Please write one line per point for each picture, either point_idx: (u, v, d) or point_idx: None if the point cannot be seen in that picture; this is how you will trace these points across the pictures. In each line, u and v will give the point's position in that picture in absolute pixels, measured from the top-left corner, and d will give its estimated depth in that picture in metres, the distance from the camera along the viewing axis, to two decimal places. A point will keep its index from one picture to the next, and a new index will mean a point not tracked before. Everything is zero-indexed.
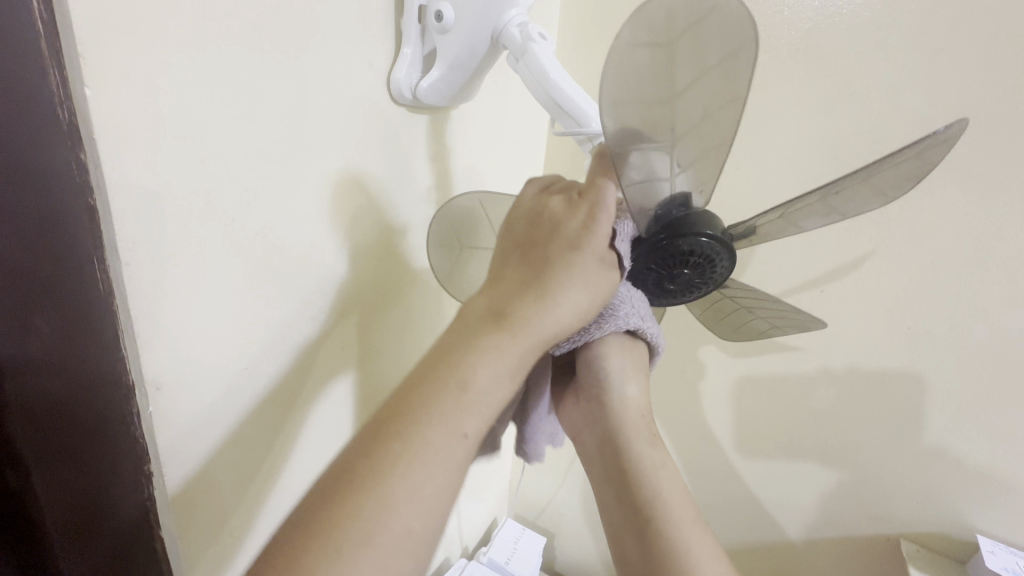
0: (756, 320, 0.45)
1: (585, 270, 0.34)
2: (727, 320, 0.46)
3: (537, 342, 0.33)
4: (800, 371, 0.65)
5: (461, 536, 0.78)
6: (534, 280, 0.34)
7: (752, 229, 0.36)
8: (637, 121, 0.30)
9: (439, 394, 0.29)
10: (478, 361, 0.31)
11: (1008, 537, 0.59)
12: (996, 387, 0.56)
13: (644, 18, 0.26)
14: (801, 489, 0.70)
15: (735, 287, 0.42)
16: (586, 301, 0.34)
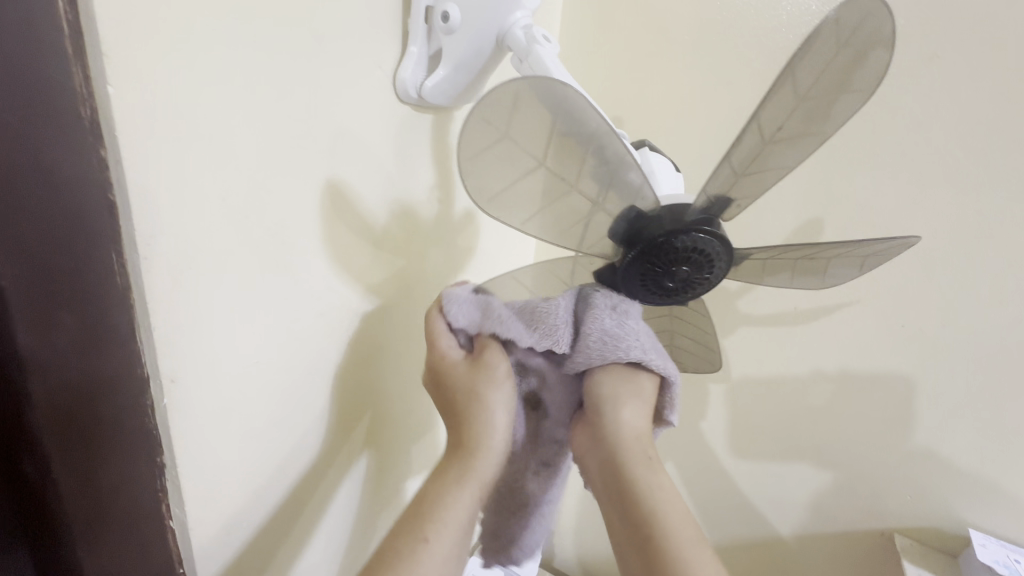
0: (831, 262, 0.41)
1: (477, 383, 0.42)
2: (800, 272, 0.43)
3: (476, 443, 0.42)
4: (795, 369, 0.66)
5: None
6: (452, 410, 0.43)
7: (717, 197, 0.36)
8: (528, 189, 0.35)
9: (414, 513, 0.39)
10: (435, 483, 0.40)
11: (998, 530, 0.59)
12: (987, 384, 0.56)
13: (466, 140, 0.31)
14: (795, 485, 0.71)
15: (766, 251, 0.40)
16: (489, 397, 0.42)
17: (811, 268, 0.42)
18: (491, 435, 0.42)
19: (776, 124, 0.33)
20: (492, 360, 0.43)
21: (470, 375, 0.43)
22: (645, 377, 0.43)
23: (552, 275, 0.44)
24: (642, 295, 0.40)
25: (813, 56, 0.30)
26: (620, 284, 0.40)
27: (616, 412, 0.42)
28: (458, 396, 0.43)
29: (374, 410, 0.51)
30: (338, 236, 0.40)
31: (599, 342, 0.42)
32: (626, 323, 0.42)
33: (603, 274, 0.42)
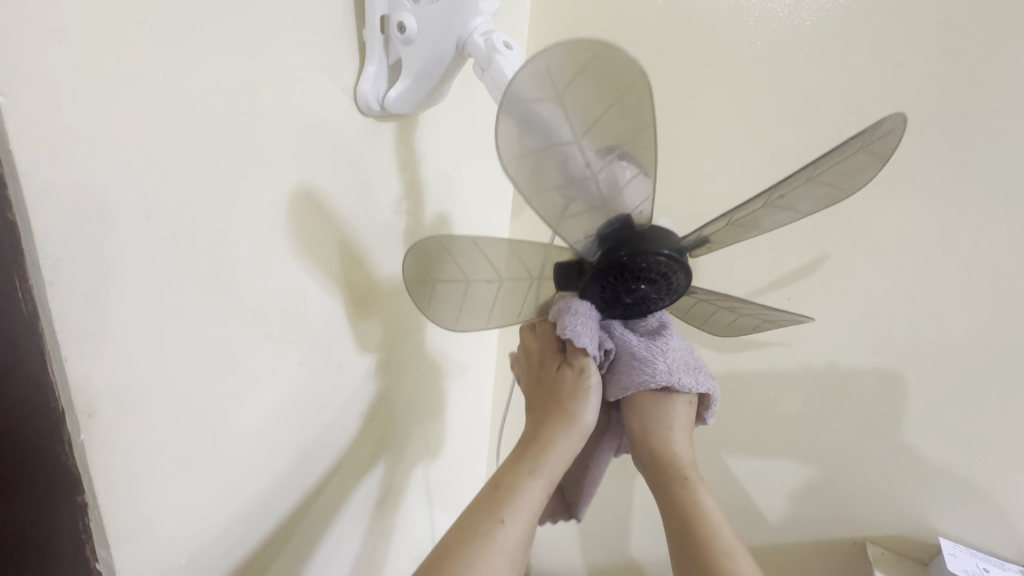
0: (739, 317, 0.43)
1: (572, 392, 0.42)
2: (712, 320, 0.45)
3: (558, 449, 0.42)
4: (774, 371, 0.64)
5: None
6: (545, 409, 0.44)
7: (706, 237, 0.36)
8: (546, 164, 0.32)
9: (484, 513, 0.38)
10: (514, 480, 0.40)
11: (969, 539, 0.57)
12: (959, 390, 0.55)
13: (534, 76, 0.27)
14: (763, 494, 0.68)
15: (707, 294, 0.40)
16: (579, 410, 0.42)
17: (722, 318, 0.44)
18: (570, 442, 0.42)
19: (783, 195, 0.33)
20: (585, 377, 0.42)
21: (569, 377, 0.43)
22: (676, 405, 0.44)
23: (520, 259, 0.40)
24: (598, 302, 0.39)
25: (854, 150, 0.30)
26: (580, 288, 0.39)
27: (654, 438, 0.44)
28: (560, 398, 0.42)
29: (335, 433, 0.47)
30: (291, 250, 0.38)
31: (638, 373, 0.42)
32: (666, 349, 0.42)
33: (563, 270, 0.39)
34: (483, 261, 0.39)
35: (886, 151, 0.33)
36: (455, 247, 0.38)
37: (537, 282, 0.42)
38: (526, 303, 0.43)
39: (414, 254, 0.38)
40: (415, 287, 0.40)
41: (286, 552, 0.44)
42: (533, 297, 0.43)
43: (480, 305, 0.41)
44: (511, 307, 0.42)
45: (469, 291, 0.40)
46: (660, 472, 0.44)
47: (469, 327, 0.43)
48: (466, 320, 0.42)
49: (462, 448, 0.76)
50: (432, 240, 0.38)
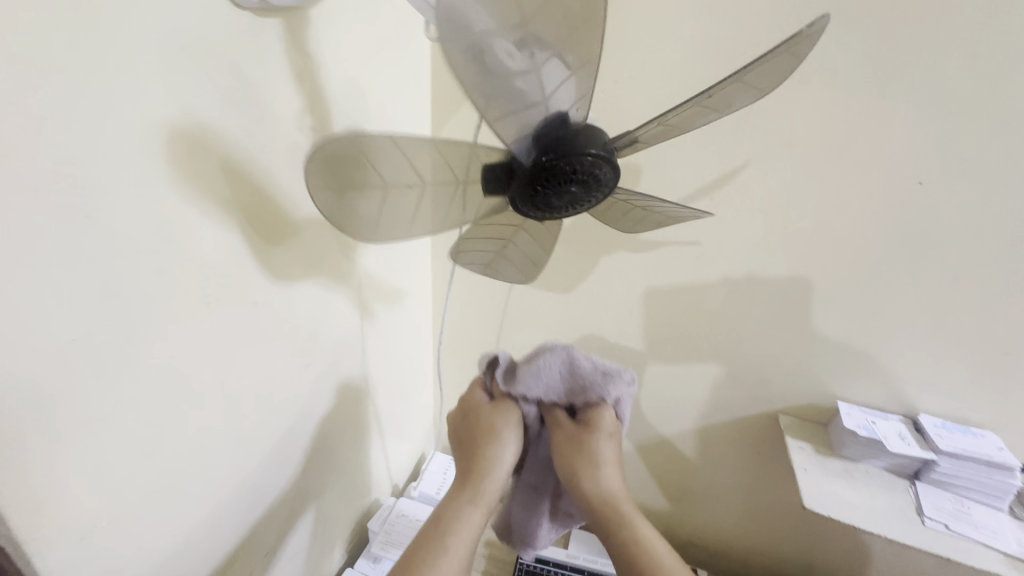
0: (649, 215, 0.46)
1: (495, 419, 0.51)
2: (626, 216, 0.47)
3: (487, 473, 0.48)
4: (698, 271, 0.66)
5: (388, 472, 0.78)
6: (470, 442, 0.51)
7: (635, 142, 0.35)
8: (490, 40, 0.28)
9: (424, 545, 0.43)
10: (448, 508, 0.46)
11: (859, 398, 0.65)
12: (854, 270, 0.60)
13: None
14: (688, 384, 0.74)
15: (625, 194, 0.42)
16: (501, 435, 0.50)
17: (635, 215, 0.46)
18: (502, 464, 0.49)
19: (713, 99, 0.32)
20: (503, 405, 0.52)
21: (486, 411, 0.52)
22: (602, 444, 0.49)
23: (446, 158, 0.34)
24: (526, 207, 0.37)
25: (781, 50, 0.29)
26: (508, 192, 0.37)
27: (583, 479, 0.48)
28: (482, 433, 0.50)
29: (257, 374, 0.45)
30: (176, 178, 0.33)
31: (594, 380, 0.50)
32: (601, 372, 0.51)
33: (489, 172, 0.36)
34: (405, 162, 0.32)
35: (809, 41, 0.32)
36: (374, 143, 0.30)
37: (464, 187, 0.37)
38: (451, 210, 0.38)
39: (321, 155, 0.29)
40: (319, 196, 0.31)
41: (216, 493, 0.43)
42: (458, 204, 0.38)
43: (398, 214, 0.35)
44: (434, 214, 0.37)
45: (388, 192, 0.33)
46: (596, 511, 0.47)
47: (387, 240, 0.37)
48: (386, 232, 0.36)
49: (403, 377, 0.76)
50: (348, 136, 0.28)
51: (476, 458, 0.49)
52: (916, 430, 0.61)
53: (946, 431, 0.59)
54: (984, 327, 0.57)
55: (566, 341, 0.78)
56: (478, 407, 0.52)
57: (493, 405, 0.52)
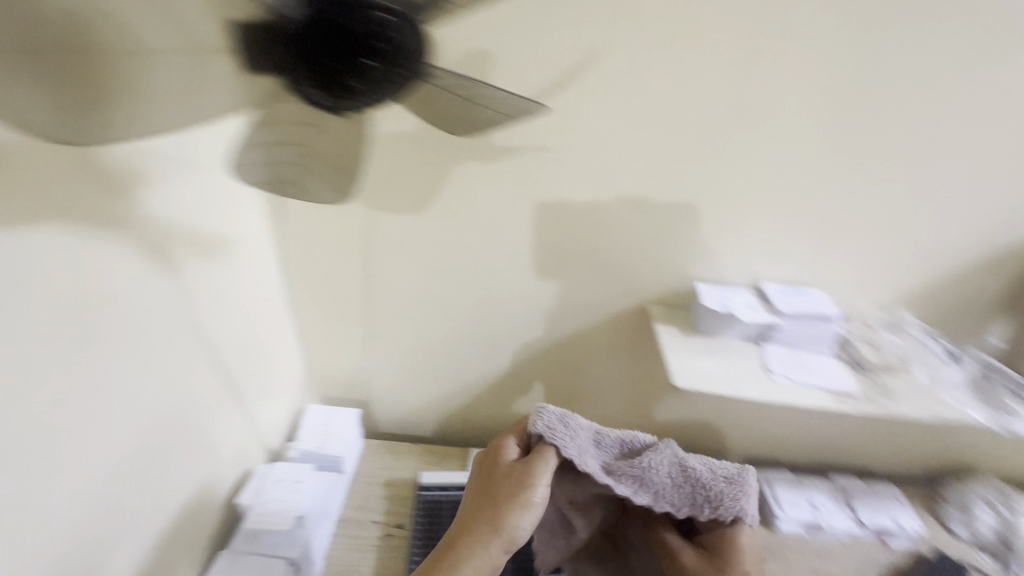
0: (473, 111, 0.39)
1: (512, 492, 0.47)
2: (445, 114, 0.39)
3: (473, 547, 0.46)
4: (560, 170, 0.61)
5: (255, 439, 0.69)
6: (480, 502, 0.49)
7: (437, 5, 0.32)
8: None
9: None
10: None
11: (718, 276, 0.68)
12: (703, 151, 0.59)
13: None
14: (562, 291, 0.72)
15: (448, 77, 0.35)
16: (509, 519, 0.47)
17: (457, 114, 0.39)
18: (495, 546, 0.46)
19: None
20: (531, 472, 0.48)
21: (510, 478, 0.49)
22: (740, 549, 0.51)
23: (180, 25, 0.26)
24: (321, 94, 0.32)
25: None
26: (292, 74, 0.31)
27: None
28: (495, 504, 0.48)
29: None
30: None
31: (717, 491, 0.50)
32: (710, 481, 0.51)
33: (251, 41, 0.29)
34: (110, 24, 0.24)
35: None
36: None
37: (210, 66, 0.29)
38: (194, 100, 0.30)
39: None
40: None
41: None
42: (204, 93, 0.30)
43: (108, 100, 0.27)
44: (168, 104, 0.29)
45: (33, 60, 0.23)
46: None
47: (96, 138, 0.28)
48: (91, 127, 0.27)
49: (249, 332, 0.65)
50: None
51: (478, 514, 0.48)
52: (762, 298, 0.67)
53: (787, 296, 0.65)
54: (811, 191, 0.62)
55: (437, 265, 0.71)
56: (505, 470, 0.50)
57: (518, 470, 0.49)
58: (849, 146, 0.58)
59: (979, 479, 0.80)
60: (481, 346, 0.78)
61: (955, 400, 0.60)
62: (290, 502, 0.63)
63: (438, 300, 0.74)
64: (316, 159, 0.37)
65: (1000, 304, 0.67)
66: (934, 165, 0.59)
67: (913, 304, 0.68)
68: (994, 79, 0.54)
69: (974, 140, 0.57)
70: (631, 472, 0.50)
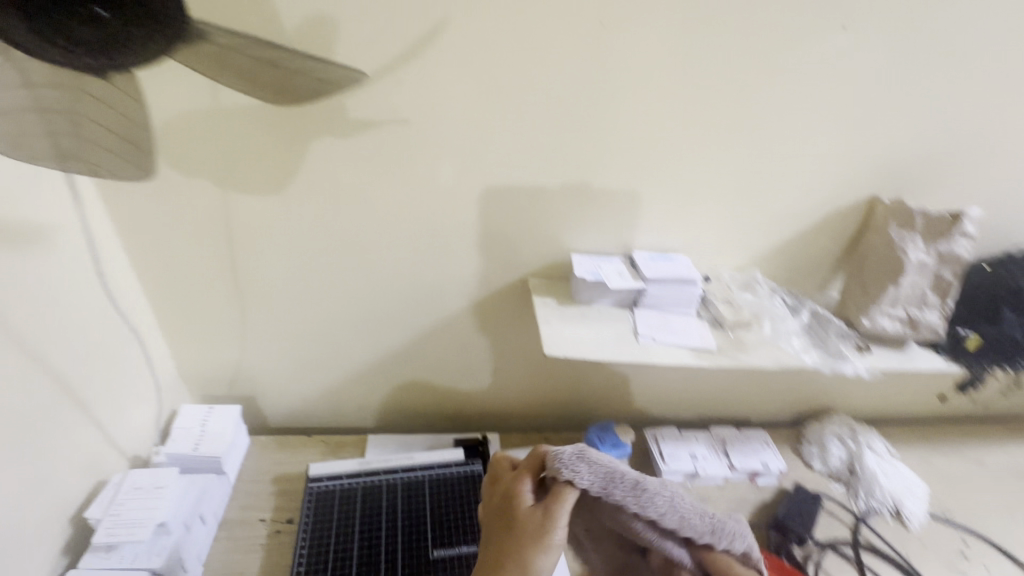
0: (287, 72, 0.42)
1: (537, 537, 0.44)
2: (260, 79, 0.42)
3: None
4: (421, 144, 0.60)
5: (111, 446, 0.63)
6: (499, 549, 0.44)
7: None
8: None
9: None
10: None
11: (591, 246, 0.71)
12: (561, 121, 0.60)
13: None
14: (441, 270, 0.71)
15: (225, 37, 0.39)
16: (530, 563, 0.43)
17: (272, 75, 0.41)
18: None
19: None
20: (553, 509, 0.45)
21: (534, 517, 0.45)
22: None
23: None
24: (77, 54, 0.35)
25: None
26: (40, 38, 0.33)
27: None
28: (516, 549, 0.44)
29: None
30: None
31: (693, 517, 0.46)
32: (716, 521, 0.46)
33: None
34: None
35: None
36: None
37: None
38: None
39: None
40: None
41: None
42: None
43: None
44: None
45: None
46: None
47: None
48: None
49: (87, 330, 0.59)
50: None
51: (501, 553, 0.44)
52: (632, 265, 0.70)
53: (654, 261, 0.68)
54: (667, 161, 0.64)
55: (307, 248, 0.67)
56: (522, 509, 0.46)
57: (538, 508, 0.46)
58: (697, 117, 0.61)
59: (834, 419, 0.90)
60: (366, 329, 0.76)
61: (793, 347, 0.66)
62: (148, 510, 0.58)
63: (314, 285, 0.71)
64: (89, 123, 0.39)
65: (838, 261, 0.74)
66: (774, 135, 0.63)
67: (763, 264, 0.74)
68: (821, 52, 0.57)
69: (807, 111, 0.61)
70: (589, 474, 0.46)
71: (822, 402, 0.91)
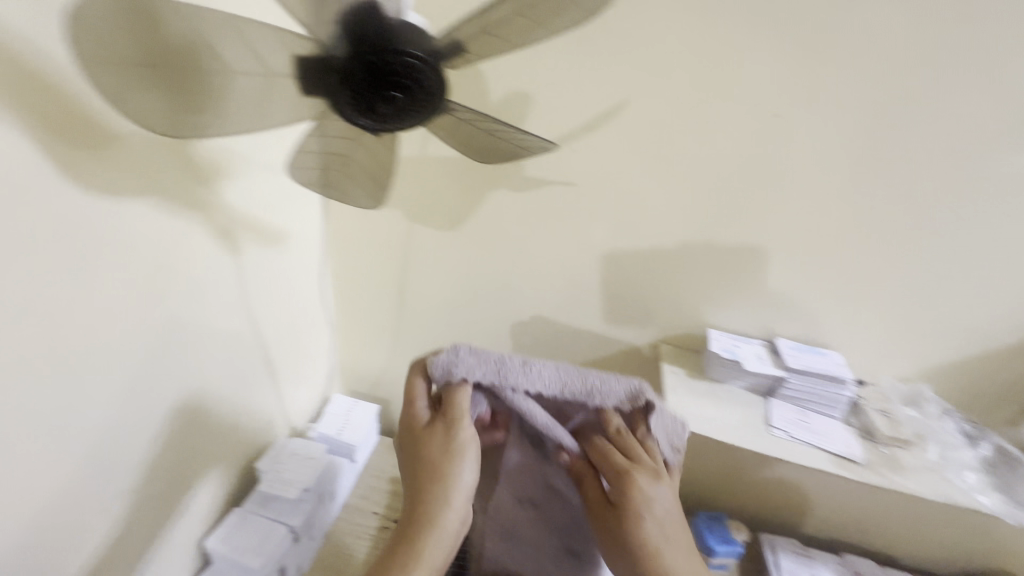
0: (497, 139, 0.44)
1: (450, 452, 0.45)
2: (475, 143, 0.45)
3: (438, 529, 0.43)
4: (583, 206, 0.66)
5: (283, 414, 0.76)
6: (417, 479, 0.45)
7: (460, 43, 0.32)
8: None
9: None
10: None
11: (732, 325, 0.69)
12: (722, 201, 0.62)
13: None
14: (577, 321, 0.75)
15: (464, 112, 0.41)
16: (452, 473, 0.44)
17: (485, 142, 0.45)
18: (456, 499, 0.44)
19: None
20: (454, 420, 0.46)
21: (438, 439, 0.45)
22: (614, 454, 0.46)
23: (249, 43, 0.33)
24: (352, 115, 0.35)
25: None
26: (332, 100, 0.35)
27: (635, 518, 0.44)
28: (430, 469, 0.44)
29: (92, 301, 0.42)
30: None
31: (582, 390, 0.48)
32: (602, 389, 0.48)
33: (304, 63, 0.34)
34: (208, 44, 0.32)
35: None
36: (170, 22, 0.30)
37: (273, 81, 0.35)
38: (263, 112, 0.36)
39: (90, 13, 0.28)
40: (101, 65, 0.30)
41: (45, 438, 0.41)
42: (273, 106, 0.36)
43: (201, 102, 0.33)
44: (246, 110, 0.36)
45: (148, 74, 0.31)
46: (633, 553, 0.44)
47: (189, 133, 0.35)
48: (187, 124, 0.34)
49: (292, 317, 0.73)
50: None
51: (425, 477, 0.44)
52: (774, 352, 0.67)
53: (799, 351, 0.65)
54: (832, 253, 0.62)
55: (465, 280, 0.76)
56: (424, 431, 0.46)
57: (438, 426, 0.46)
58: (872, 214, 0.58)
59: None
60: None
61: (965, 483, 0.57)
62: (300, 474, 0.69)
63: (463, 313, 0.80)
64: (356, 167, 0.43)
65: None
66: (967, 242, 0.57)
67: (932, 378, 0.66)
68: None
69: (1014, 223, 0.55)
70: (482, 371, 0.48)
71: (999, 564, 0.75)
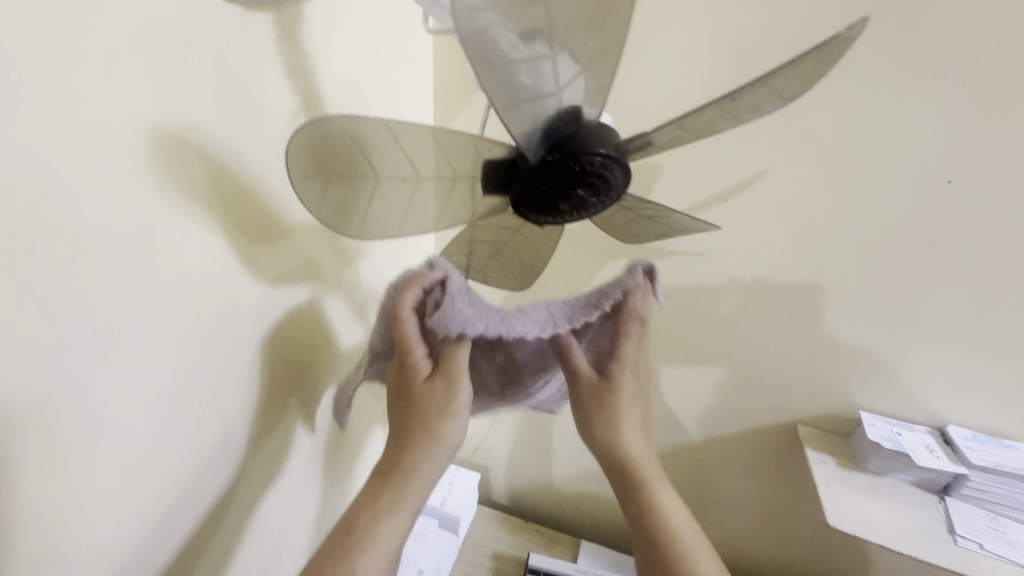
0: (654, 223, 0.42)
1: (445, 397, 0.38)
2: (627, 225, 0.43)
3: (422, 476, 0.38)
4: (711, 277, 0.63)
5: None
6: (401, 424, 0.39)
7: (651, 141, 0.32)
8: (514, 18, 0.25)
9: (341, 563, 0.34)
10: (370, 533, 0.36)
11: (887, 409, 0.62)
12: (878, 274, 0.56)
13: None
14: (698, 394, 0.70)
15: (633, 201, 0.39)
16: (447, 418, 0.38)
17: (639, 225, 0.43)
18: (444, 449, 0.39)
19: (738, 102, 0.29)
20: (447, 366, 0.39)
21: (436, 384, 0.39)
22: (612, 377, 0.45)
23: (441, 152, 0.32)
24: (527, 211, 0.35)
25: (813, 61, 0.28)
26: (511, 200, 0.35)
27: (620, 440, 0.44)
28: (417, 419, 0.38)
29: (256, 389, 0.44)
30: (174, 190, 0.32)
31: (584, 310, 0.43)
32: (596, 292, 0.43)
33: (488, 170, 0.33)
34: (400, 156, 0.31)
35: (833, 60, 0.29)
36: (366, 140, 0.29)
37: (458, 183, 0.34)
38: (441, 211, 0.36)
39: (306, 139, 0.28)
40: (300, 181, 0.30)
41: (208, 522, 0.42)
42: (452, 206, 0.36)
43: (388, 207, 0.33)
44: (427, 211, 0.35)
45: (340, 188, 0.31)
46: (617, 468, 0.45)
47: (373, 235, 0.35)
48: (372, 227, 0.34)
49: None
50: (332, 120, 0.28)
51: (410, 422, 0.38)
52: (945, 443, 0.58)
53: (979, 444, 0.56)
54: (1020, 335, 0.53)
55: None
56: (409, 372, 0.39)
57: (432, 372, 0.39)
58: None
59: None
60: None
61: None
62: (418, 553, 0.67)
63: None
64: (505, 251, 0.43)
65: None
66: None
67: None
68: None
69: None
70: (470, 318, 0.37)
71: None
